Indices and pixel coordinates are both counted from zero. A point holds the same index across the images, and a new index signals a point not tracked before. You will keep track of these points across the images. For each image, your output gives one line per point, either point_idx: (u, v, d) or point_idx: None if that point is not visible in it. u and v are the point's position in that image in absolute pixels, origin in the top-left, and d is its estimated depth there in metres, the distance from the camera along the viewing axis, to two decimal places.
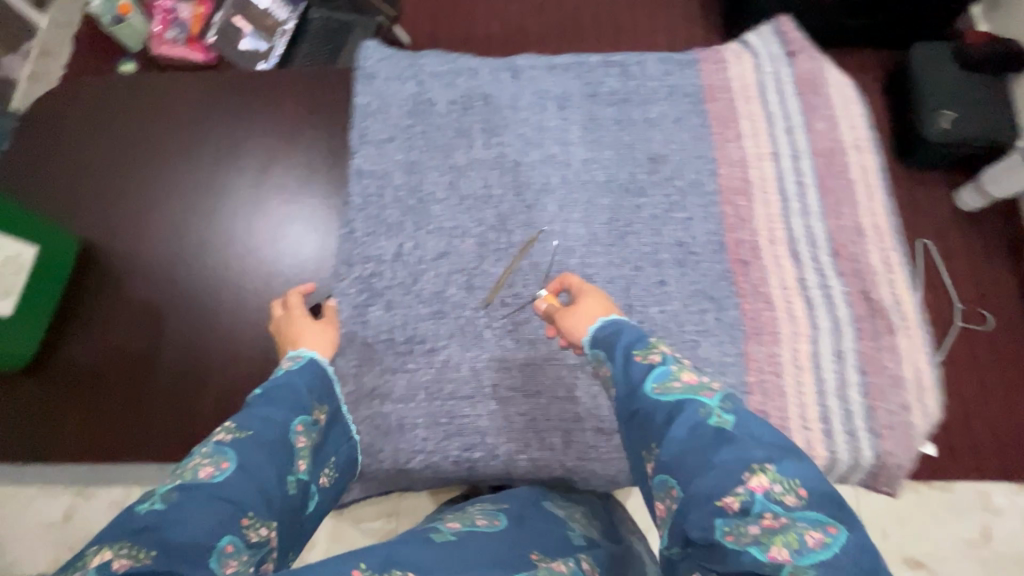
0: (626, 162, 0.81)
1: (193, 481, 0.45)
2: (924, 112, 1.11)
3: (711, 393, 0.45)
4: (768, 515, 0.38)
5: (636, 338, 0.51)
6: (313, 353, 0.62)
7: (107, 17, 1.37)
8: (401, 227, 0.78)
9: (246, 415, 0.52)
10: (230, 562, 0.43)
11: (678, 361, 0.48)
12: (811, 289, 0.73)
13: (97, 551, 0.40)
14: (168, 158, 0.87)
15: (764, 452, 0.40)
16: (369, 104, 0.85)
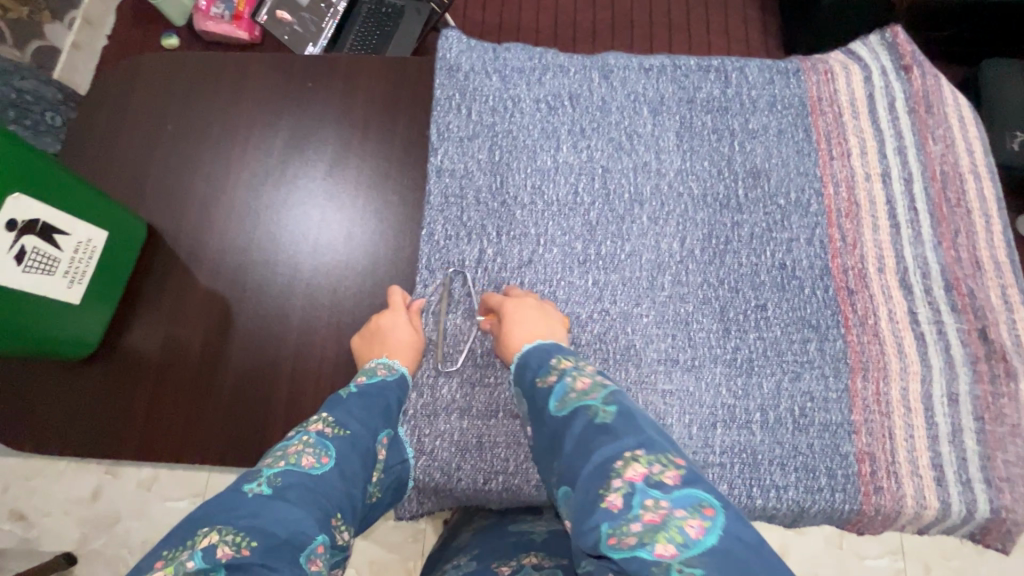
0: (723, 174, 0.75)
1: (297, 468, 0.47)
2: (997, 133, 1.18)
3: (596, 394, 0.49)
4: (646, 500, 0.39)
5: (548, 355, 0.56)
6: (404, 369, 0.64)
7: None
8: (482, 231, 0.74)
9: (344, 414, 0.55)
10: (316, 561, 0.42)
11: (574, 371, 0.53)
12: (924, 324, 0.68)
13: (205, 534, 0.39)
14: (237, 145, 0.83)
15: (634, 440, 0.44)
16: (450, 98, 0.80)
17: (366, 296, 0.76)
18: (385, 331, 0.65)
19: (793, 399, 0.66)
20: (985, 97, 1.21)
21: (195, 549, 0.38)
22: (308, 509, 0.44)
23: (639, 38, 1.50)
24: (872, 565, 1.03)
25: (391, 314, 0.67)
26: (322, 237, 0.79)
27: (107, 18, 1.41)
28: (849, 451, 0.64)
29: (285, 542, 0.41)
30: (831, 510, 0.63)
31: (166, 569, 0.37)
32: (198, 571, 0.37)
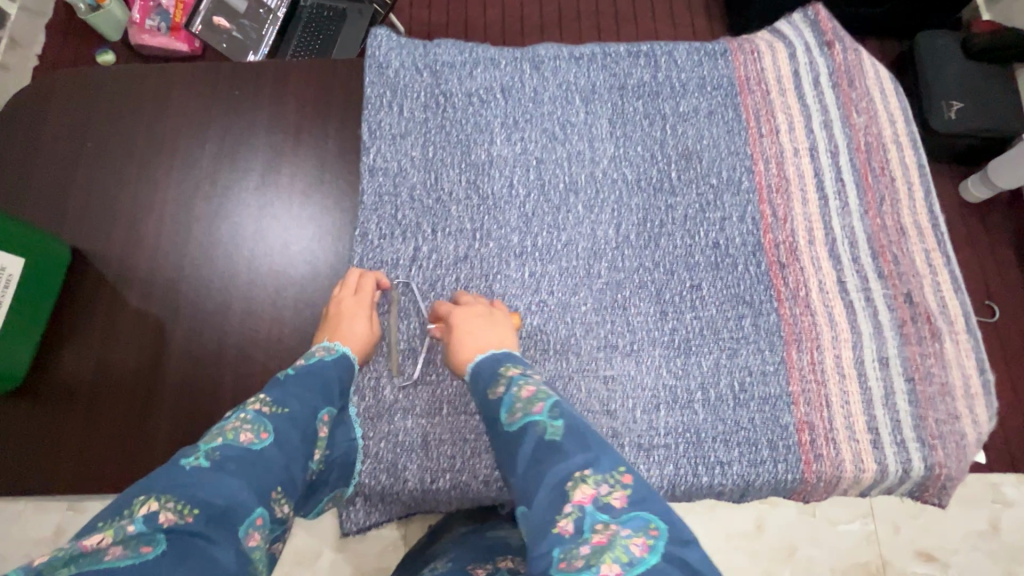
0: (655, 159, 0.76)
1: (235, 444, 0.45)
2: (931, 103, 1.22)
3: (540, 406, 0.45)
4: (597, 525, 0.36)
5: (496, 372, 0.52)
6: (347, 349, 0.63)
7: (83, 3, 1.29)
8: (418, 229, 0.73)
9: (282, 394, 0.52)
10: (255, 534, 0.42)
11: (520, 382, 0.49)
12: (853, 292, 0.70)
13: (144, 502, 0.38)
14: (163, 159, 0.80)
15: (581, 458, 0.40)
16: (380, 96, 0.79)
17: (305, 307, 0.75)
18: (345, 320, 0.65)
19: (732, 375, 0.67)
20: (918, 69, 1.26)
21: (135, 515, 0.37)
22: (248, 481, 0.43)
23: (586, 30, 1.51)
24: (844, 530, 1.05)
25: (353, 298, 0.66)
26: (258, 248, 0.77)
27: (36, 37, 1.36)
28: (788, 422, 0.65)
29: (225, 511, 0.40)
30: (775, 481, 0.64)
31: (105, 534, 0.36)
32: (138, 536, 0.36)
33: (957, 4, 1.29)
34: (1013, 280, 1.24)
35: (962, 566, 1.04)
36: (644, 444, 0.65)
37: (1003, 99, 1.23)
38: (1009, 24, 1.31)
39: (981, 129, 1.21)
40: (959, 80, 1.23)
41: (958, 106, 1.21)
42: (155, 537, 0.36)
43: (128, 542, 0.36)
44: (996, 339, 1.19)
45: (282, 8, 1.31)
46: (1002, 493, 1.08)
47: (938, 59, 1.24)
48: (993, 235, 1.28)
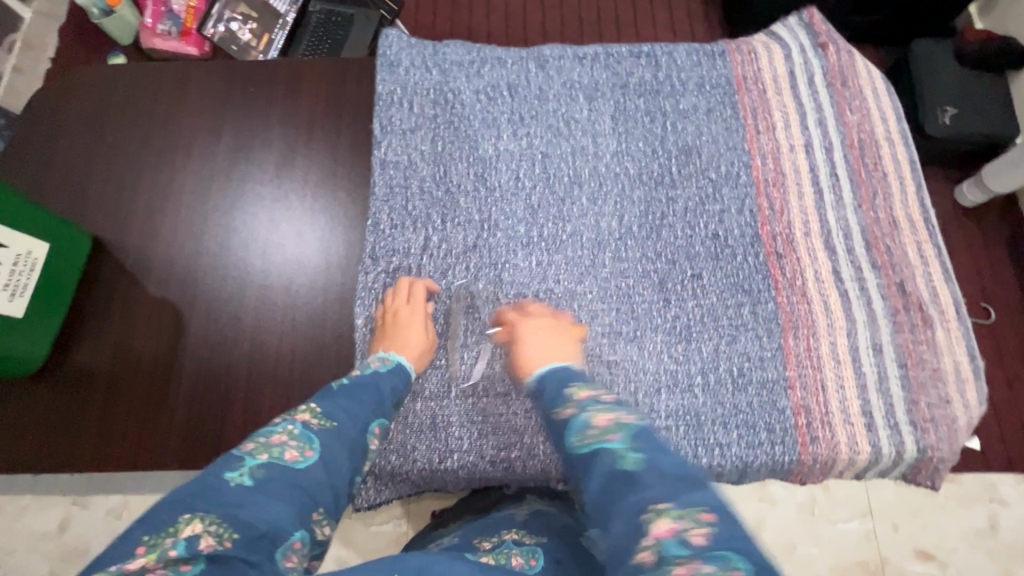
0: (657, 153, 0.79)
1: (279, 461, 0.44)
2: (927, 109, 1.25)
3: (615, 434, 0.41)
4: (678, 562, 0.33)
5: (561, 382, 0.48)
6: (400, 358, 0.63)
7: (96, 8, 1.33)
8: (427, 219, 0.76)
9: (333, 405, 0.52)
10: (292, 557, 0.40)
11: (592, 404, 0.44)
12: (847, 281, 0.73)
13: (188, 521, 0.37)
14: (181, 152, 0.83)
15: (663, 488, 0.37)
16: (392, 93, 0.82)
17: (318, 295, 0.77)
18: (402, 331, 0.67)
19: (731, 361, 0.70)
20: (914, 77, 1.29)
21: (178, 536, 0.36)
22: (289, 503, 0.41)
23: (588, 36, 1.55)
24: (843, 528, 1.07)
25: (409, 307, 0.69)
26: (273, 238, 0.79)
27: (49, 40, 1.39)
28: (785, 405, 0.67)
29: (264, 537, 0.39)
30: (772, 462, 0.66)
31: (149, 555, 0.35)
32: (181, 561, 0.35)
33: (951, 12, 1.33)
34: (1008, 281, 1.27)
35: (962, 563, 1.06)
36: (645, 426, 0.67)
37: (995, 105, 1.26)
38: (1003, 31, 1.35)
39: (975, 135, 1.25)
40: (952, 87, 1.26)
41: (951, 113, 1.25)
42: (195, 562, 0.35)
43: (169, 565, 0.35)
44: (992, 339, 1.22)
45: (292, 13, 1.35)
46: (999, 491, 1.10)
47: (933, 65, 1.28)
48: (989, 237, 1.30)
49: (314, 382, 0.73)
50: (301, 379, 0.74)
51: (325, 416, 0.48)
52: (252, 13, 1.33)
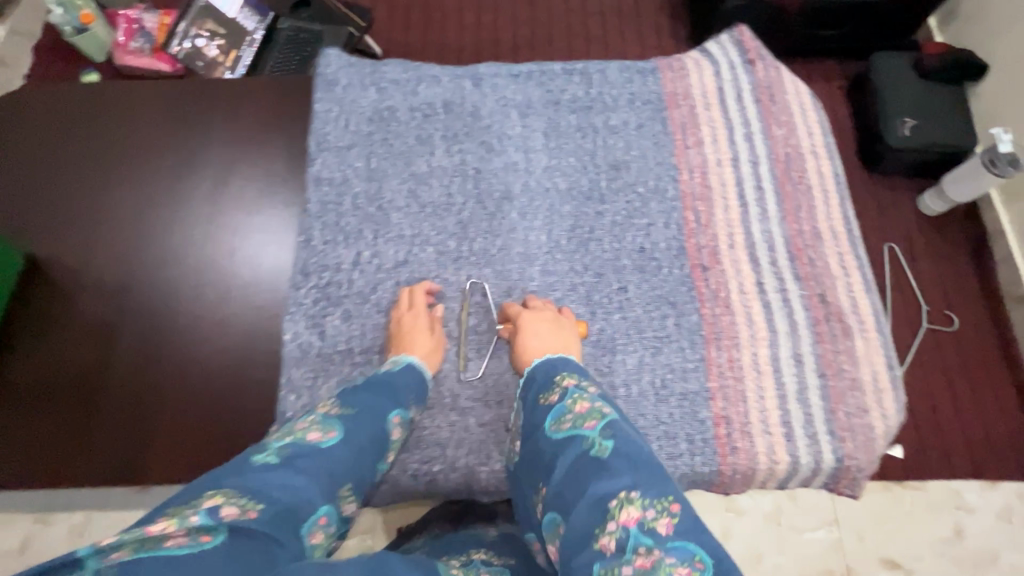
0: (587, 169, 0.80)
1: (304, 442, 0.48)
2: (887, 120, 1.28)
3: (592, 425, 0.49)
4: (639, 549, 0.39)
5: (553, 377, 0.56)
6: (412, 358, 0.66)
7: (70, 27, 1.35)
8: (360, 235, 0.77)
9: (355, 397, 0.56)
10: (316, 534, 0.44)
11: (574, 396, 0.52)
12: (770, 293, 0.74)
13: (213, 493, 0.40)
14: (120, 170, 0.84)
15: (629, 481, 0.44)
16: (329, 111, 0.83)
17: (249, 307, 0.77)
18: (409, 336, 0.68)
19: (654, 372, 0.70)
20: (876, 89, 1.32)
21: (202, 506, 0.38)
22: (313, 480, 0.45)
23: (558, 52, 1.57)
24: (809, 537, 1.08)
25: (413, 315, 0.70)
26: (208, 251, 0.80)
27: (23, 58, 1.43)
28: (705, 416, 0.68)
29: (289, 510, 0.42)
30: (692, 473, 0.67)
31: (169, 521, 0.36)
32: (201, 525, 0.37)
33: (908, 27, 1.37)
34: (971, 288, 1.27)
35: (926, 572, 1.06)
36: None
37: (957, 115, 1.28)
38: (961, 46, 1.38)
39: (940, 143, 1.26)
40: (913, 98, 1.29)
41: (912, 124, 1.27)
42: (215, 528, 0.37)
43: (191, 531, 0.36)
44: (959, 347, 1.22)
45: (259, 31, 1.38)
46: (966, 499, 1.10)
47: (893, 79, 1.31)
48: (952, 244, 1.30)
49: (242, 395, 0.73)
50: (231, 392, 0.73)
51: (343, 402, 0.53)
52: (220, 30, 1.35)
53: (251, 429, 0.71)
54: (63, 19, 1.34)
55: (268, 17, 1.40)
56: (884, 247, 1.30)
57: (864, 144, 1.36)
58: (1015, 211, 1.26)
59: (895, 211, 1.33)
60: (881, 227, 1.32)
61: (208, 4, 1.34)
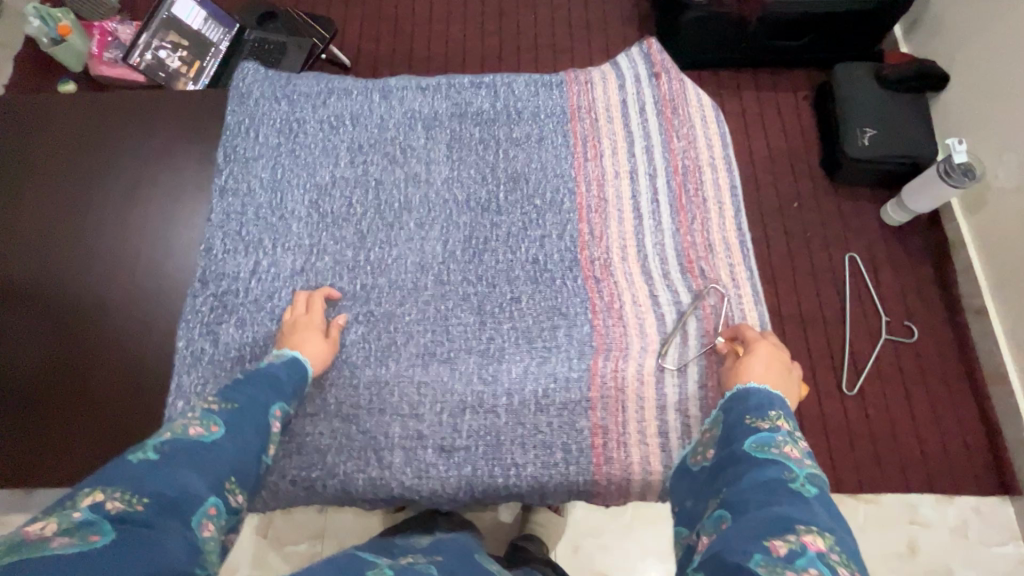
0: (486, 180, 0.81)
1: (185, 436, 0.45)
2: (846, 131, 1.21)
3: (803, 467, 0.47)
4: (813, 570, 0.36)
5: (768, 405, 0.55)
6: (296, 352, 0.66)
7: (46, 38, 1.31)
8: (260, 244, 0.78)
9: (230, 392, 0.54)
10: (210, 525, 0.41)
11: (788, 434, 0.50)
12: (660, 304, 0.74)
13: (88, 494, 0.38)
14: (36, 176, 0.85)
15: (825, 523, 0.41)
16: (239, 123, 0.85)
17: (149, 312, 0.77)
18: (299, 335, 0.68)
19: (538, 382, 0.70)
20: (835, 99, 1.24)
21: (80, 505, 0.37)
22: (199, 472, 0.43)
23: (542, 47, 1.48)
24: None
25: (311, 319, 0.70)
26: (112, 254, 0.80)
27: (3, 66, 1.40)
28: (583, 426, 0.68)
29: (175, 501, 0.40)
30: (568, 482, 0.67)
31: (48, 521, 0.36)
32: (84, 525, 0.36)
33: (869, 38, 1.28)
34: (931, 293, 1.19)
35: None
36: (445, 447, 0.69)
37: (920, 128, 1.20)
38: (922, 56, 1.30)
39: (899, 155, 1.18)
40: (874, 109, 1.21)
41: (871, 133, 1.20)
42: (103, 527, 0.36)
43: (71, 531, 0.35)
44: (917, 357, 1.14)
45: (224, 42, 1.27)
46: (923, 513, 1.03)
47: (854, 88, 1.23)
48: (920, 250, 1.22)
49: (138, 401, 0.73)
50: (122, 396, 0.73)
51: (224, 397, 0.51)
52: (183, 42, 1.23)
53: (144, 434, 0.72)
54: (41, 31, 1.31)
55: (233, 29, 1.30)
56: (845, 256, 1.22)
57: (826, 157, 1.28)
58: (977, 221, 1.17)
59: (858, 216, 1.25)
60: (845, 236, 1.23)
61: (172, 16, 1.21)
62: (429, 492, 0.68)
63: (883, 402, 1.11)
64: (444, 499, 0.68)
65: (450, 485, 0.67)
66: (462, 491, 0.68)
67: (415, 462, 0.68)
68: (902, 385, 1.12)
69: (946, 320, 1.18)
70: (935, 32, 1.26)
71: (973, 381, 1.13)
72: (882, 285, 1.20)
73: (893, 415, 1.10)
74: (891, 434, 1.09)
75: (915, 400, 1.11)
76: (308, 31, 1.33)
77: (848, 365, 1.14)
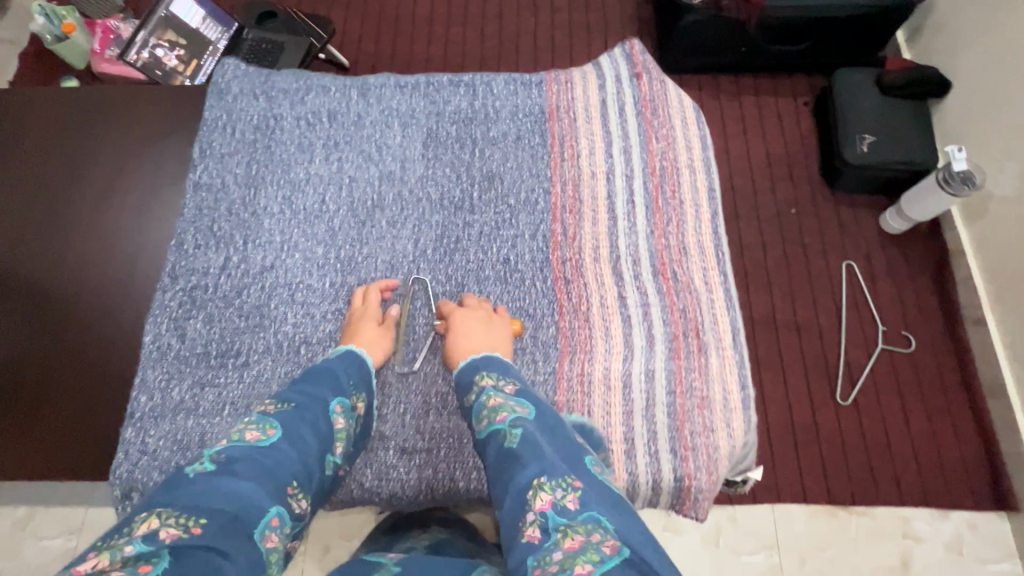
0: (460, 179, 0.81)
1: (242, 442, 0.47)
2: (845, 136, 1.18)
3: (504, 419, 0.51)
4: (558, 532, 0.40)
5: (473, 375, 0.59)
6: (352, 345, 0.66)
7: (49, 34, 1.29)
8: (231, 240, 0.78)
9: (289, 391, 0.55)
10: (271, 536, 0.42)
11: (488, 403, 0.54)
12: (631, 307, 0.73)
13: (144, 519, 0.38)
14: (14, 169, 0.86)
15: (539, 463, 0.46)
16: (217, 119, 0.85)
17: (119, 307, 0.78)
18: (357, 326, 0.68)
19: None
20: (834, 103, 1.22)
21: (134, 535, 0.36)
22: (259, 482, 0.44)
23: (542, 47, 1.46)
24: (748, 561, 0.98)
25: (367, 311, 0.70)
26: (84, 246, 0.81)
27: (8, 65, 1.38)
28: None
29: (235, 517, 0.40)
30: None
31: (98, 558, 0.35)
32: (138, 556, 0.35)
33: (872, 42, 1.25)
34: (931, 302, 1.16)
35: None
36: (407, 448, 0.68)
37: (921, 134, 1.18)
38: (923, 61, 1.27)
39: (900, 161, 1.15)
40: (875, 114, 1.19)
41: (871, 140, 1.17)
42: (158, 555, 0.36)
43: (126, 562, 0.34)
44: (915, 369, 1.11)
45: (223, 40, 1.24)
46: (915, 527, 1.00)
47: (853, 94, 1.21)
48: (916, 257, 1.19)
49: (102, 394, 0.74)
50: (88, 390, 0.74)
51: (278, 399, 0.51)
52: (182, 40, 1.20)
53: (108, 427, 0.72)
54: (45, 27, 1.28)
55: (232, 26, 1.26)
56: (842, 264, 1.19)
57: (824, 163, 1.25)
58: (977, 231, 1.14)
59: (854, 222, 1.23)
60: (840, 244, 1.21)
61: (170, 13, 1.19)
62: (388, 495, 0.67)
63: (878, 415, 1.08)
64: (404, 502, 0.67)
65: (410, 488, 0.66)
66: (422, 495, 0.66)
67: (374, 464, 0.67)
68: (898, 397, 1.09)
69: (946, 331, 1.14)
70: (937, 36, 1.23)
71: (972, 395, 1.09)
72: (878, 293, 1.17)
73: (888, 428, 1.07)
74: (886, 446, 1.06)
75: (911, 413, 1.08)
76: (307, 30, 1.27)
77: (843, 375, 1.11)
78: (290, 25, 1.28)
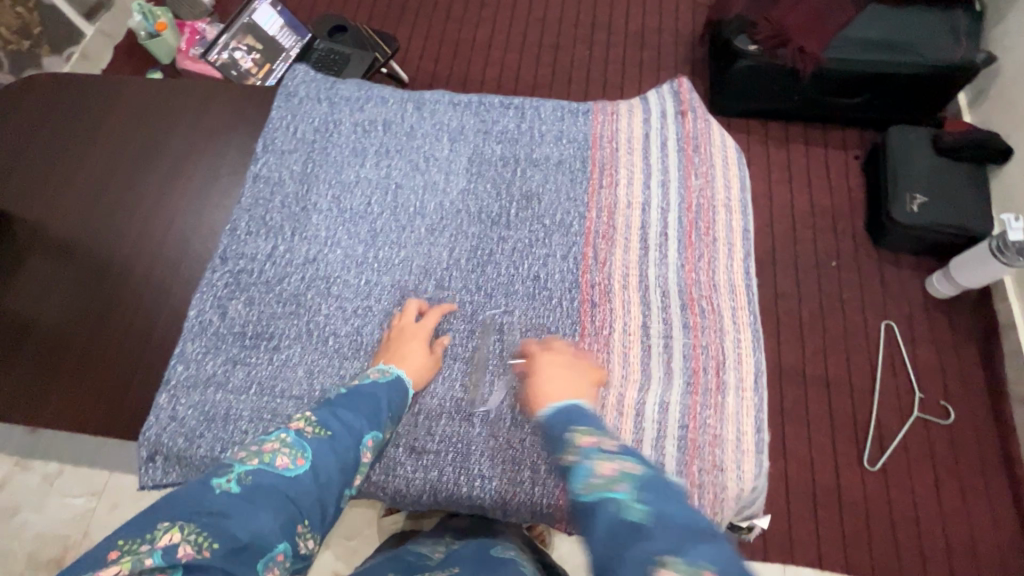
0: (500, 196, 0.84)
1: (269, 468, 0.46)
2: (894, 194, 1.16)
3: (620, 484, 0.43)
4: None
5: (564, 420, 0.51)
6: (400, 371, 0.65)
7: (143, 31, 1.40)
8: (280, 231, 0.83)
9: (327, 415, 0.54)
10: (273, 570, 0.41)
11: (578, 453, 0.46)
12: (653, 337, 0.73)
13: (166, 529, 0.38)
14: (97, 146, 0.95)
15: (670, 542, 0.38)
16: (282, 118, 0.91)
17: (169, 281, 0.84)
18: (404, 351, 0.69)
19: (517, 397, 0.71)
20: (885, 160, 1.21)
21: (156, 546, 0.37)
22: (276, 514, 0.43)
23: (594, 80, 1.50)
24: None
25: (413, 337, 0.71)
26: (146, 223, 0.88)
27: (105, 54, 1.52)
28: None
29: (246, 547, 0.40)
30: (532, 503, 0.67)
31: (122, 564, 0.35)
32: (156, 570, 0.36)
33: (931, 102, 1.24)
34: (973, 374, 1.11)
35: None
36: (416, 449, 0.69)
37: (974, 199, 1.15)
38: (986, 126, 1.24)
39: (951, 224, 1.12)
40: (928, 175, 1.16)
41: (921, 200, 1.15)
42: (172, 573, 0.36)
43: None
44: (950, 442, 1.06)
45: (295, 48, 1.33)
46: None
47: (906, 152, 1.19)
48: (959, 325, 1.15)
49: (142, 360, 0.79)
50: (129, 353, 0.79)
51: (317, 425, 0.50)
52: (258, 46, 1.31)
53: (142, 391, 0.77)
54: (140, 25, 1.40)
55: (305, 38, 1.35)
56: (882, 324, 1.16)
57: (871, 218, 1.23)
58: None
59: (897, 281, 1.19)
60: (880, 302, 1.17)
61: (252, 21, 1.31)
62: (393, 492, 0.68)
63: (906, 484, 1.03)
64: (408, 501, 0.69)
65: (414, 487, 0.68)
66: (425, 495, 0.68)
67: (383, 459, 0.69)
68: (930, 468, 1.04)
69: (987, 405, 1.09)
70: (1001, 102, 1.21)
71: (1010, 476, 1.04)
72: (916, 358, 1.13)
73: (916, 500, 1.02)
74: (912, 519, 1.01)
75: (943, 488, 1.03)
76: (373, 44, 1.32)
77: (871, 439, 1.07)
78: (359, 39, 1.33)
